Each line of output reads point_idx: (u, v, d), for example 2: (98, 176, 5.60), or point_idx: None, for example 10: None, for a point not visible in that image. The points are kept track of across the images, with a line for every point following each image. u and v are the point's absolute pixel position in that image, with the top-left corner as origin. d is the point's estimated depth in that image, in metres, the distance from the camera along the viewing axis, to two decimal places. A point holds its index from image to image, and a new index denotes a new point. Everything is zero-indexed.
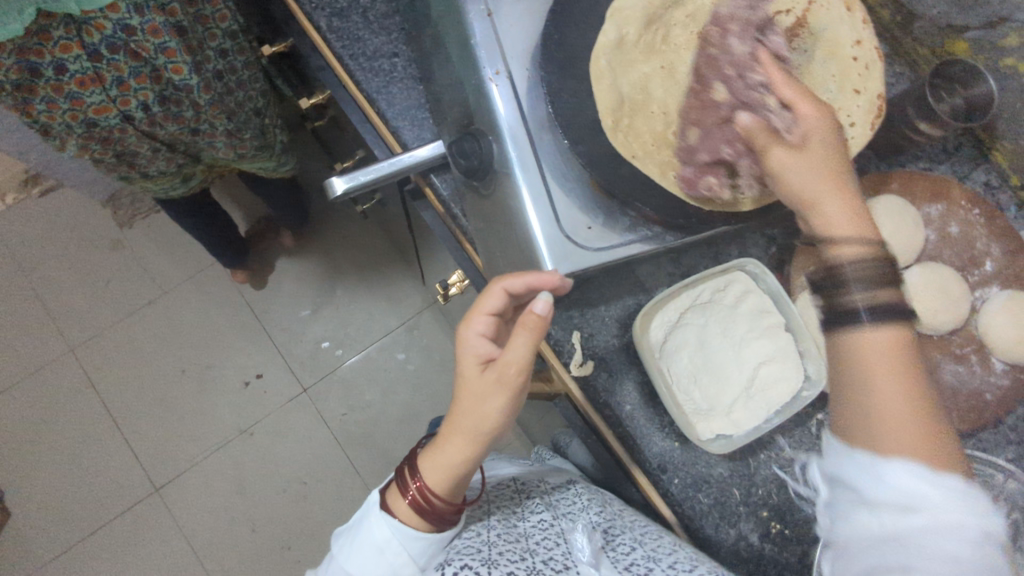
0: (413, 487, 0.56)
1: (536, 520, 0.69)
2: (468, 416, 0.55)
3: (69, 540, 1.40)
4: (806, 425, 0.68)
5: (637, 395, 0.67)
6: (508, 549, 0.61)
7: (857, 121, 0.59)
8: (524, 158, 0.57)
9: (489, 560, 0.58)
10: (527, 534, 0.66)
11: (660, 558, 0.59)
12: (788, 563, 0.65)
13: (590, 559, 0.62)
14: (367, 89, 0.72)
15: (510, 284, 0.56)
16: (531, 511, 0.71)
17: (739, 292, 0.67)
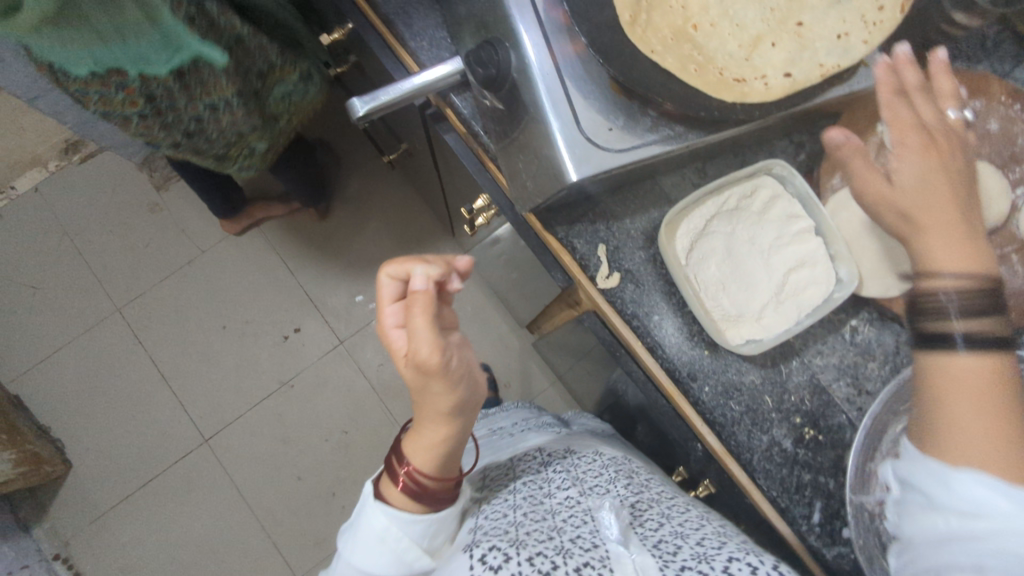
0: (403, 471, 0.61)
1: (563, 497, 0.71)
2: (426, 403, 0.61)
3: (129, 488, 1.48)
4: (839, 331, 0.67)
5: (666, 306, 0.67)
6: (536, 528, 0.61)
7: (885, 6, 0.57)
8: (543, 62, 0.58)
9: (517, 540, 0.57)
10: (557, 509, 0.67)
11: (688, 534, 0.56)
12: (822, 467, 0.65)
13: (619, 537, 0.57)
14: (386, 11, 0.72)
15: (391, 271, 0.63)
16: (560, 489, 0.73)
17: (767, 198, 0.67)
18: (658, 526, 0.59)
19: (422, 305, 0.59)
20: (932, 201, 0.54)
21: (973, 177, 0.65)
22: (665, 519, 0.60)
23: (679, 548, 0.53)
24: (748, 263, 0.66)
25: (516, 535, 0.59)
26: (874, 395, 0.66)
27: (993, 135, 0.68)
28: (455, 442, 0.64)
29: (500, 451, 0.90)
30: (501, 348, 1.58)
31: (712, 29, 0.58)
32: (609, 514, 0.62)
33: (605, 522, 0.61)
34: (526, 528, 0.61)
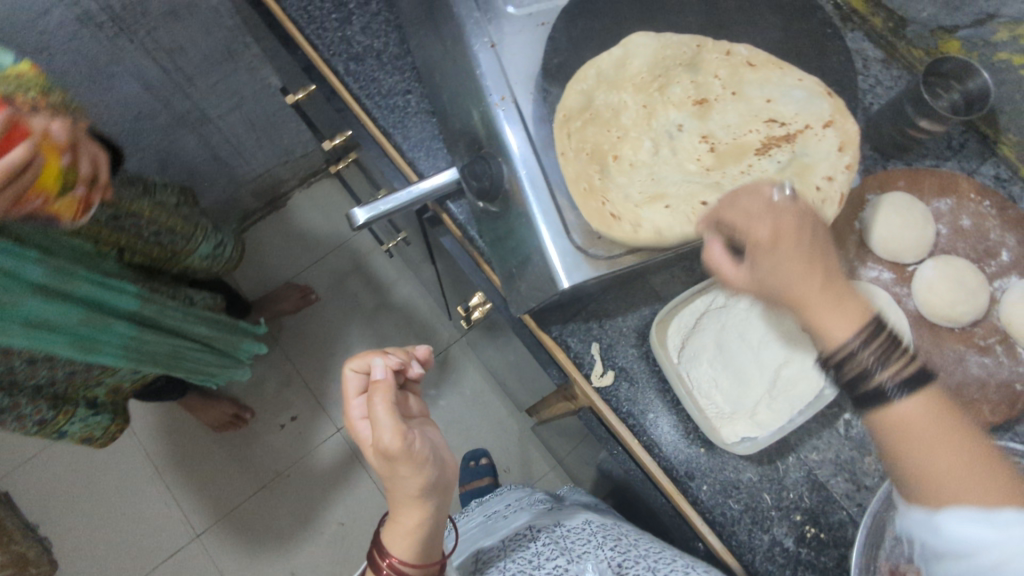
0: (385, 564, 0.62)
1: (551, 567, 0.72)
2: (397, 487, 0.61)
3: None
4: (833, 426, 0.68)
5: (660, 403, 0.68)
6: None
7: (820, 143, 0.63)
8: (533, 176, 0.62)
9: None
10: None
11: None
12: (826, 567, 0.64)
13: None
14: (384, 124, 0.76)
15: (354, 365, 0.68)
16: (547, 558, 0.74)
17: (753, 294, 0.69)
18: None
19: (382, 392, 0.62)
20: (793, 279, 0.53)
21: (950, 273, 0.67)
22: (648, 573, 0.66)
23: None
24: (739, 359, 0.68)
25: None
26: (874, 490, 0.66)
27: (966, 230, 0.71)
28: (433, 525, 0.63)
29: (494, 531, 0.90)
30: (500, 433, 1.57)
31: (679, 161, 0.65)
32: None
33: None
34: None
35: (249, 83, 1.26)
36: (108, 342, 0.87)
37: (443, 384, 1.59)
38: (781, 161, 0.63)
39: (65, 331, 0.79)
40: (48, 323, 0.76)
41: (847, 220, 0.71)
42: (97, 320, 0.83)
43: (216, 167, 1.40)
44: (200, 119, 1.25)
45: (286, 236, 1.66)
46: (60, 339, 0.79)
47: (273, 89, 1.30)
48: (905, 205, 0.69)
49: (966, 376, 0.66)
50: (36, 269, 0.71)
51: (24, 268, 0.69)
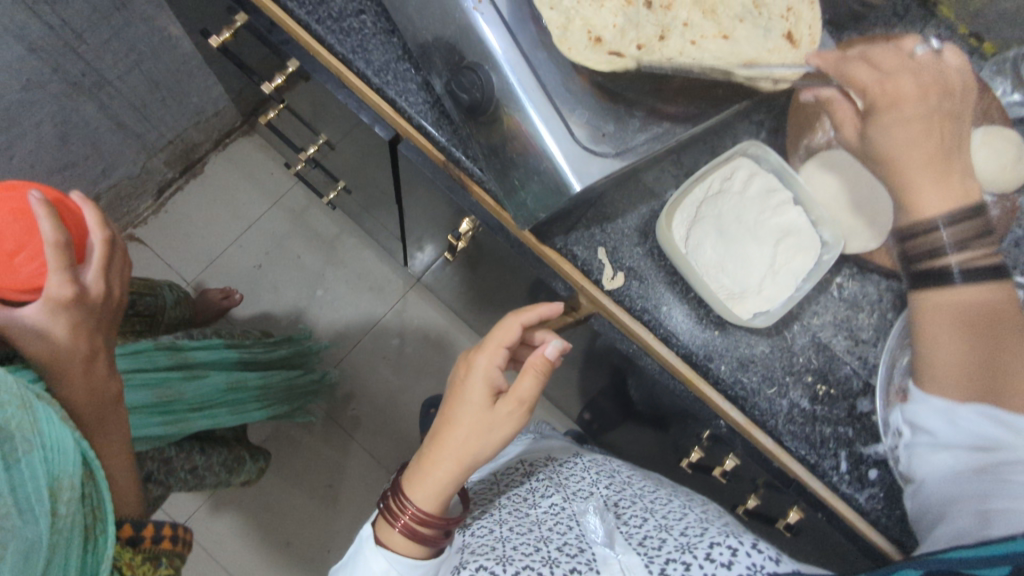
0: (404, 518, 0.62)
1: (547, 506, 0.73)
2: (463, 416, 0.62)
3: None
4: (828, 291, 0.72)
5: (671, 295, 0.70)
6: (522, 542, 0.64)
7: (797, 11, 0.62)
8: (524, 80, 0.59)
9: (504, 556, 0.61)
10: (543, 518, 0.70)
11: (671, 529, 0.62)
12: (839, 418, 0.70)
13: (603, 538, 0.62)
14: (341, 50, 0.69)
15: (524, 318, 0.65)
16: (542, 498, 0.75)
17: (745, 176, 0.70)
18: (640, 523, 0.65)
19: (560, 305, 0.67)
20: None
21: None
22: (647, 516, 0.66)
23: (665, 542, 0.60)
24: (742, 242, 0.69)
25: (504, 551, 0.62)
26: (871, 343, 0.72)
27: None
28: (457, 485, 0.63)
29: None
30: None
31: None
32: (593, 517, 0.67)
33: (590, 526, 0.65)
34: (512, 543, 0.64)
35: (147, 35, 1.12)
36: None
37: (408, 332, 1.52)
38: (772, 29, 0.61)
39: (223, 400, 0.94)
40: (211, 399, 0.91)
41: None
42: (233, 380, 0.96)
43: (123, 137, 1.26)
44: (97, 83, 1.11)
45: (209, 204, 1.52)
46: (222, 409, 0.94)
47: (176, 39, 1.17)
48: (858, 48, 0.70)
49: None
50: (167, 358, 0.85)
51: (161, 360, 0.84)
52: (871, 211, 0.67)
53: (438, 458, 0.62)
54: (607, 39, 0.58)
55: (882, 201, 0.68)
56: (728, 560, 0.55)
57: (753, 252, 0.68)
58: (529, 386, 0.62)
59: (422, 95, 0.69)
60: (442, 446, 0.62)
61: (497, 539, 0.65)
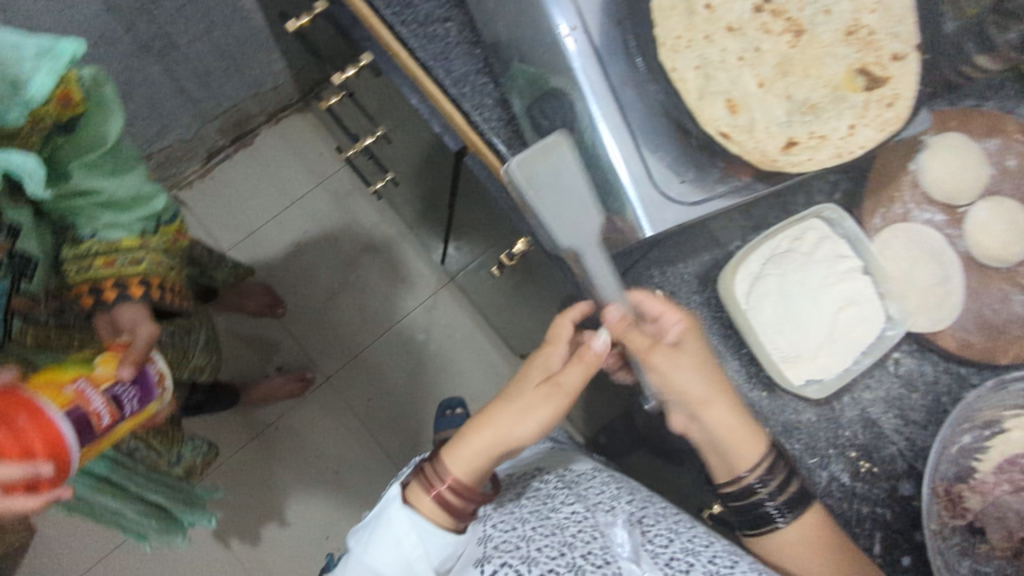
0: (439, 483, 0.62)
1: (569, 511, 0.67)
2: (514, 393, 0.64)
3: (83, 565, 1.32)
4: (885, 365, 0.69)
5: (721, 349, 0.68)
6: (547, 545, 0.61)
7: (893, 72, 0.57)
8: (608, 113, 0.57)
9: (529, 560, 0.59)
10: (564, 522, 0.65)
11: (700, 553, 0.59)
12: (879, 499, 0.67)
13: (630, 555, 0.58)
14: (423, 57, 0.68)
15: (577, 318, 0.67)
16: (565, 502, 0.69)
17: (815, 238, 0.68)
18: (669, 542, 0.61)
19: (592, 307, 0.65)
20: None
21: (1006, 214, 0.67)
22: (674, 535, 0.62)
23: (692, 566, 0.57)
24: (804, 305, 0.67)
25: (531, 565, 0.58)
26: (920, 425, 0.69)
27: (1012, 170, 0.68)
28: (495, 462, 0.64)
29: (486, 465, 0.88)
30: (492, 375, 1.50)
31: None
32: (620, 530, 0.62)
33: (617, 539, 0.61)
34: (536, 544, 0.61)
35: (220, 5, 1.12)
36: (118, 169, 0.72)
37: (433, 329, 1.51)
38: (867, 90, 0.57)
39: None
40: None
41: (901, 163, 0.70)
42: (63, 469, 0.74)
43: (181, 101, 1.26)
44: (164, 47, 1.11)
45: (256, 177, 1.52)
46: None
47: (247, 12, 1.16)
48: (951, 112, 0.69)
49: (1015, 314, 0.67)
50: None
51: None
52: (939, 288, 0.67)
53: (473, 435, 0.63)
54: (693, 83, 0.57)
55: (951, 280, 0.68)
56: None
57: (813, 316, 0.66)
58: (576, 378, 0.63)
59: (497, 112, 0.67)
60: (485, 422, 0.64)
61: (521, 538, 0.63)
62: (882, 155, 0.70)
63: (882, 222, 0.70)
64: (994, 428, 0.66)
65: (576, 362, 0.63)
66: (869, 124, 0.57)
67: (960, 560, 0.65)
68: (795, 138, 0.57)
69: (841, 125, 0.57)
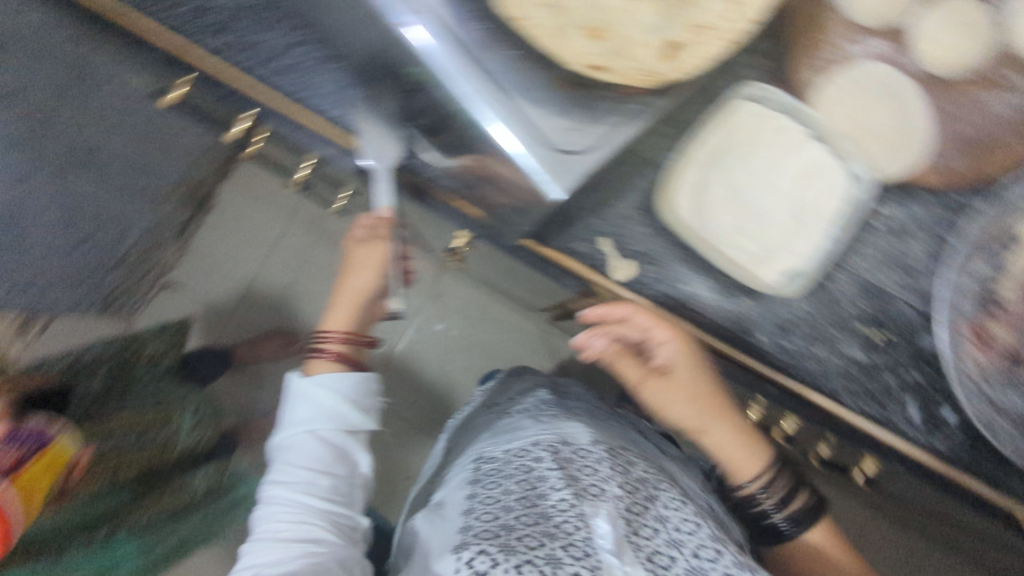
0: None
1: (559, 488, 0.64)
2: None
3: None
4: (869, 225, 0.64)
5: (690, 269, 0.64)
6: (529, 534, 0.59)
7: None
8: (477, 89, 0.51)
9: (510, 548, 0.56)
10: (549, 508, 0.62)
11: (682, 543, 0.58)
12: (902, 361, 0.64)
13: (613, 547, 0.56)
14: (287, 93, 0.65)
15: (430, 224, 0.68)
16: (553, 481, 0.66)
17: (756, 118, 0.63)
18: (653, 535, 0.60)
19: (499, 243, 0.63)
20: None
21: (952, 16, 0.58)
22: (661, 524, 0.60)
23: (671, 559, 0.56)
24: (758, 196, 0.62)
25: (513, 536, 0.57)
26: (926, 272, 0.64)
27: None
28: None
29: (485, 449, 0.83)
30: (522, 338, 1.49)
31: None
32: (605, 519, 0.59)
33: (600, 529, 0.57)
34: (518, 534, 0.59)
35: None
36: None
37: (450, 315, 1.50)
38: None
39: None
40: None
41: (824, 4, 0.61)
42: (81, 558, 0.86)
43: None
44: None
45: None
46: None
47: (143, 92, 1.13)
48: None
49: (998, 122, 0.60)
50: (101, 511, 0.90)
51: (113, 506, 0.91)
52: (904, 127, 0.60)
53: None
54: (543, 27, 0.49)
55: (914, 114, 0.60)
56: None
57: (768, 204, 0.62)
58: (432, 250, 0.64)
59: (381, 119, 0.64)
60: None
61: (504, 529, 0.60)
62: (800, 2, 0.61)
63: (820, 78, 0.62)
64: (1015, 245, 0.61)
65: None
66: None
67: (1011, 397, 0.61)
68: (673, 41, 0.50)
69: (719, 6, 0.50)
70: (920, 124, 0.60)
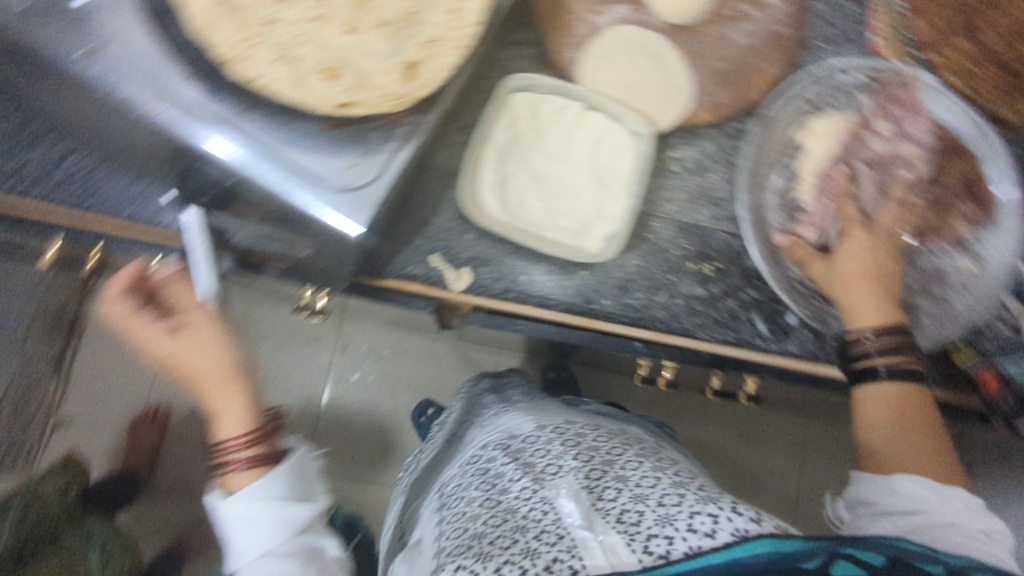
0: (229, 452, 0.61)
1: (518, 487, 0.53)
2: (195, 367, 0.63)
3: None
4: (668, 170, 0.68)
5: (523, 260, 0.66)
6: (500, 541, 0.47)
7: None
8: (244, 150, 0.51)
9: (483, 561, 0.46)
10: (514, 508, 0.51)
11: (649, 493, 0.46)
12: (736, 284, 0.68)
13: (582, 521, 0.45)
14: (73, 205, 0.63)
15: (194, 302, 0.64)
16: (512, 480, 0.54)
17: (530, 109, 0.65)
18: (617, 493, 0.48)
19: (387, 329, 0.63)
20: None
21: None
22: (623, 481, 0.49)
23: (643, 515, 0.44)
24: (559, 175, 0.64)
25: (484, 550, 0.46)
26: (731, 199, 0.68)
27: None
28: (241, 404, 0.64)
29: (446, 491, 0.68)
30: None
31: None
32: (570, 499, 0.48)
33: (565, 509, 0.46)
34: (491, 547, 0.47)
35: None
36: None
37: None
38: None
39: None
40: None
41: None
42: None
43: None
44: None
45: None
46: None
47: None
48: None
49: (740, 50, 0.66)
50: None
51: None
52: (663, 76, 0.65)
53: (212, 397, 0.64)
54: (287, 78, 0.51)
55: (669, 61, 0.65)
56: (711, 529, 0.41)
57: (571, 178, 0.64)
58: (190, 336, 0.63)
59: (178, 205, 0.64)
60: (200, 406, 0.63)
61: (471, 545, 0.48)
62: None
63: (579, 51, 0.66)
64: (791, 153, 0.67)
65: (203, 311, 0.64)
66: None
67: None
68: (410, 60, 0.52)
69: (443, 16, 0.54)
70: (678, 69, 0.65)
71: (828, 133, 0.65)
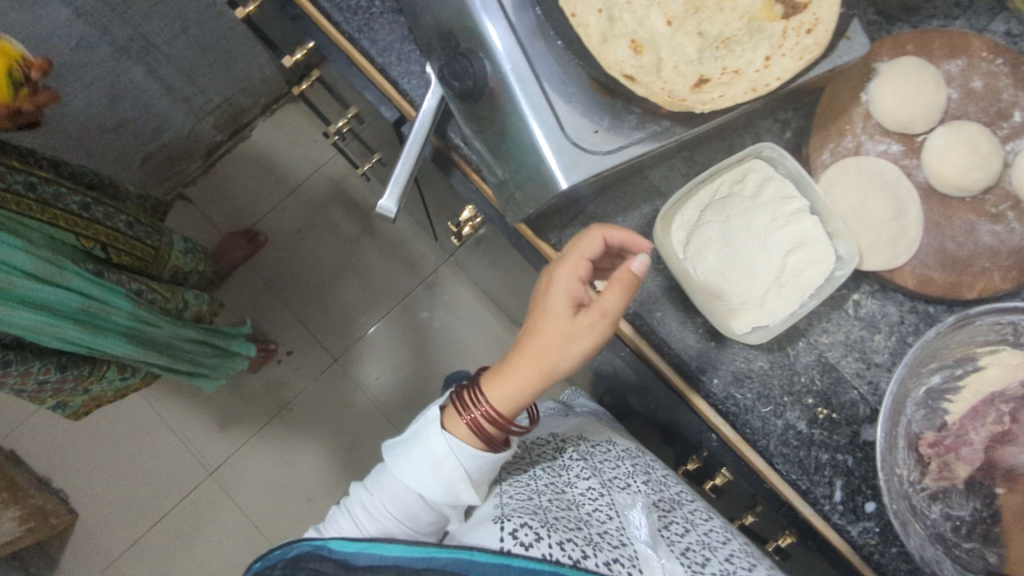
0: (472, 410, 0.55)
1: (584, 487, 0.66)
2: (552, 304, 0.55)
3: (118, 547, 1.41)
4: (842, 308, 0.67)
5: (667, 301, 0.67)
6: (563, 515, 0.58)
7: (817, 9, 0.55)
8: (519, 68, 0.55)
9: (548, 522, 0.55)
10: (579, 500, 0.63)
11: (716, 549, 0.60)
12: (839, 445, 0.66)
13: (647, 539, 0.59)
14: (349, 30, 0.69)
15: (610, 235, 0.57)
16: (579, 475, 0.68)
17: (758, 180, 0.65)
18: (683, 532, 0.62)
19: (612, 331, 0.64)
20: None
21: (965, 138, 0.63)
22: (690, 527, 0.63)
23: (709, 562, 0.58)
24: (748, 250, 0.64)
25: (546, 516, 0.57)
26: (884, 368, 0.66)
27: (976, 93, 0.65)
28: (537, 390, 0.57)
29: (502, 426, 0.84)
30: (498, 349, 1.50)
31: None
32: (639, 514, 0.62)
33: (633, 520, 0.61)
34: (553, 513, 0.58)
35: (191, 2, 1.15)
36: None
37: (437, 305, 1.52)
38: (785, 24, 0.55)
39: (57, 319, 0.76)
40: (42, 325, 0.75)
41: (852, 96, 0.66)
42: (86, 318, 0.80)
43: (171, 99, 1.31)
44: (144, 48, 1.15)
45: (256, 169, 1.56)
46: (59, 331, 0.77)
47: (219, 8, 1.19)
48: (905, 38, 0.66)
49: (978, 246, 0.64)
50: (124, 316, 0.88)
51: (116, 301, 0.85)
52: (895, 224, 0.64)
53: (517, 360, 0.56)
54: (597, 31, 0.54)
55: (907, 214, 0.64)
56: None
57: (758, 260, 0.64)
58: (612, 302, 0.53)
59: (425, 79, 0.68)
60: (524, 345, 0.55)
61: (536, 504, 0.59)
62: (831, 87, 0.66)
63: (830, 158, 0.66)
64: (966, 364, 0.64)
65: (612, 286, 0.54)
66: (788, 54, 0.55)
67: (928, 504, 0.63)
68: (705, 75, 0.56)
69: (757, 57, 0.55)
70: (910, 226, 0.64)
71: (1016, 368, 0.62)
